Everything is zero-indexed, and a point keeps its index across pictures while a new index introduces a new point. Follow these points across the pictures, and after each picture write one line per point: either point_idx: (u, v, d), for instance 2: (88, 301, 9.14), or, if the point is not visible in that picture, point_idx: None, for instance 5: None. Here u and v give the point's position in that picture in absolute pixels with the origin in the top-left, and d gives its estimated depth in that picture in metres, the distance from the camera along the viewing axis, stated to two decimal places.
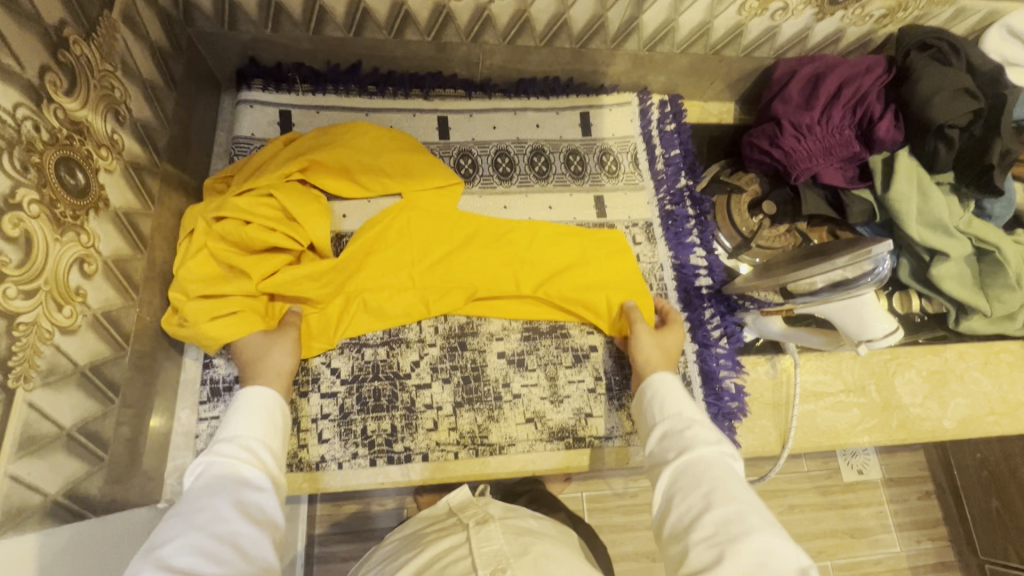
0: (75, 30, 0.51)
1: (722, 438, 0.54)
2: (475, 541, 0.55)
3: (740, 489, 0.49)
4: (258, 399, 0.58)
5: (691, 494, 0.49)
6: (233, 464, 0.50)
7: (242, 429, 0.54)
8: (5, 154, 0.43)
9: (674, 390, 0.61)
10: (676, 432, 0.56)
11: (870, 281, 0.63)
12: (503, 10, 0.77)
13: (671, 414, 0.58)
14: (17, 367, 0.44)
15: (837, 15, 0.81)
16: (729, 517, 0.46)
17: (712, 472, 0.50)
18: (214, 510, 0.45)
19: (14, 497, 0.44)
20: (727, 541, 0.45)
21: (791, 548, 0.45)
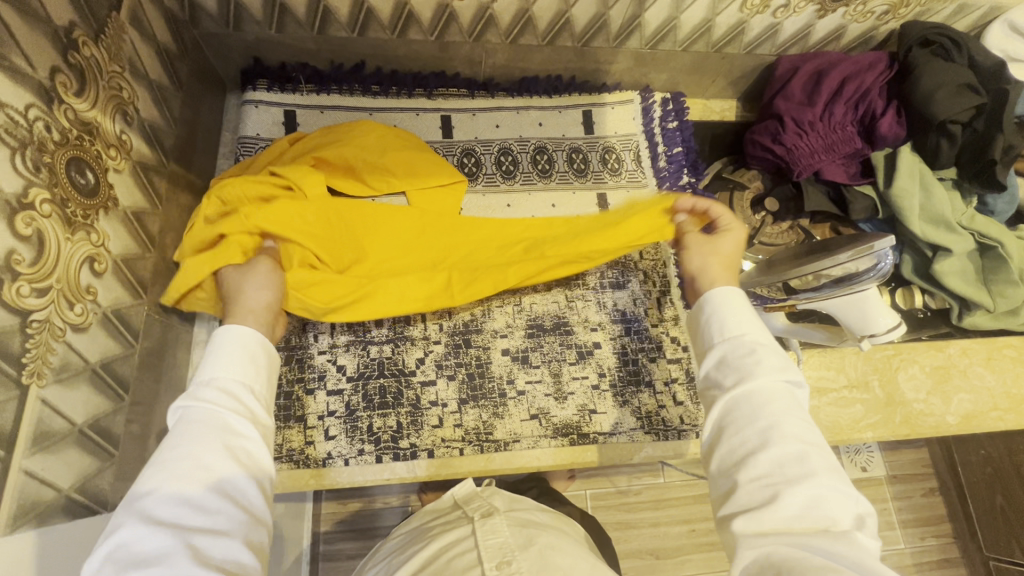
0: (84, 31, 0.52)
1: (788, 362, 0.49)
2: (480, 535, 0.55)
3: (800, 424, 0.45)
4: (241, 335, 0.51)
5: (745, 432, 0.46)
6: (214, 408, 0.45)
7: (226, 367, 0.48)
8: (18, 155, 0.44)
9: (738, 308, 0.53)
10: (735, 360, 0.50)
11: (872, 277, 0.63)
12: (505, 9, 0.77)
13: (729, 338, 0.51)
14: (30, 364, 0.45)
15: (838, 12, 0.82)
16: (787, 459, 0.43)
17: (772, 409, 0.46)
18: (197, 462, 0.42)
19: (29, 492, 0.44)
20: (783, 483, 0.42)
21: (847, 488, 0.43)
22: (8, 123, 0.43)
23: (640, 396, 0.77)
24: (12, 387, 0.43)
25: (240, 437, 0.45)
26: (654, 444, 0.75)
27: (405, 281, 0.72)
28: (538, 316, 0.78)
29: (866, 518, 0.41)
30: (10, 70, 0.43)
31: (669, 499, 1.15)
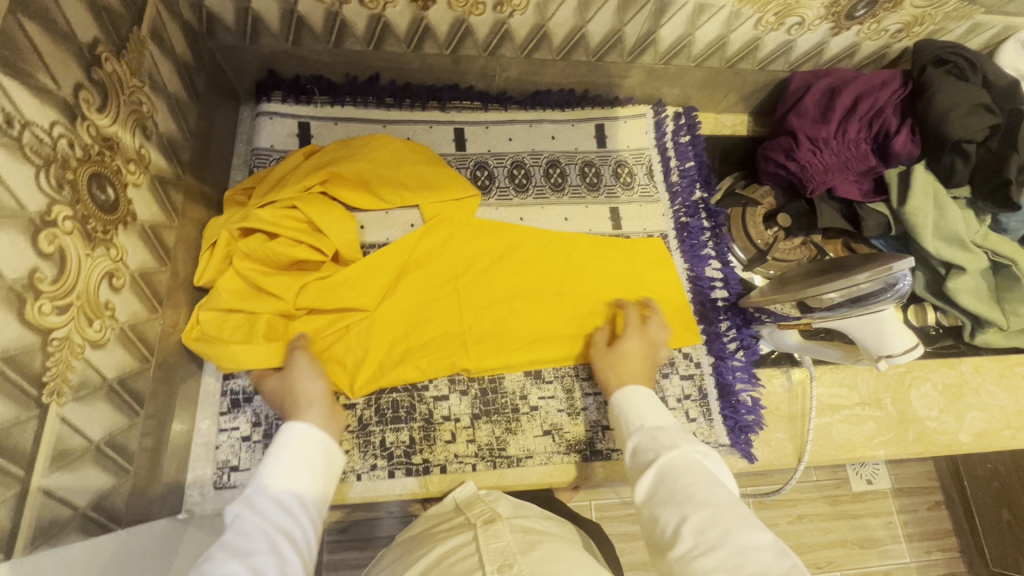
0: (107, 46, 0.52)
1: (692, 441, 0.54)
2: (483, 539, 0.54)
3: (711, 490, 0.47)
4: (310, 443, 0.54)
5: (665, 507, 0.48)
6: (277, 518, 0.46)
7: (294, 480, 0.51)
8: (42, 172, 0.44)
9: (641, 401, 0.61)
10: (646, 445, 0.55)
11: (890, 297, 0.63)
12: (522, 24, 0.77)
13: (638, 429, 0.58)
14: (50, 382, 0.44)
15: (853, 30, 0.82)
16: (704, 524, 0.44)
17: (682, 480, 0.49)
18: (252, 563, 0.41)
19: (48, 511, 0.44)
20: (708, 547, 0.43)
21: (768, 537, 0.42)
22: (34, 141, 0.43)
23: None
24: (33, 405, 0.42)
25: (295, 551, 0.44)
26: None
27: (429, 338, 0.75)
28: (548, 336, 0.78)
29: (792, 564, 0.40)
30: (37, 88, 0.43)
31: None
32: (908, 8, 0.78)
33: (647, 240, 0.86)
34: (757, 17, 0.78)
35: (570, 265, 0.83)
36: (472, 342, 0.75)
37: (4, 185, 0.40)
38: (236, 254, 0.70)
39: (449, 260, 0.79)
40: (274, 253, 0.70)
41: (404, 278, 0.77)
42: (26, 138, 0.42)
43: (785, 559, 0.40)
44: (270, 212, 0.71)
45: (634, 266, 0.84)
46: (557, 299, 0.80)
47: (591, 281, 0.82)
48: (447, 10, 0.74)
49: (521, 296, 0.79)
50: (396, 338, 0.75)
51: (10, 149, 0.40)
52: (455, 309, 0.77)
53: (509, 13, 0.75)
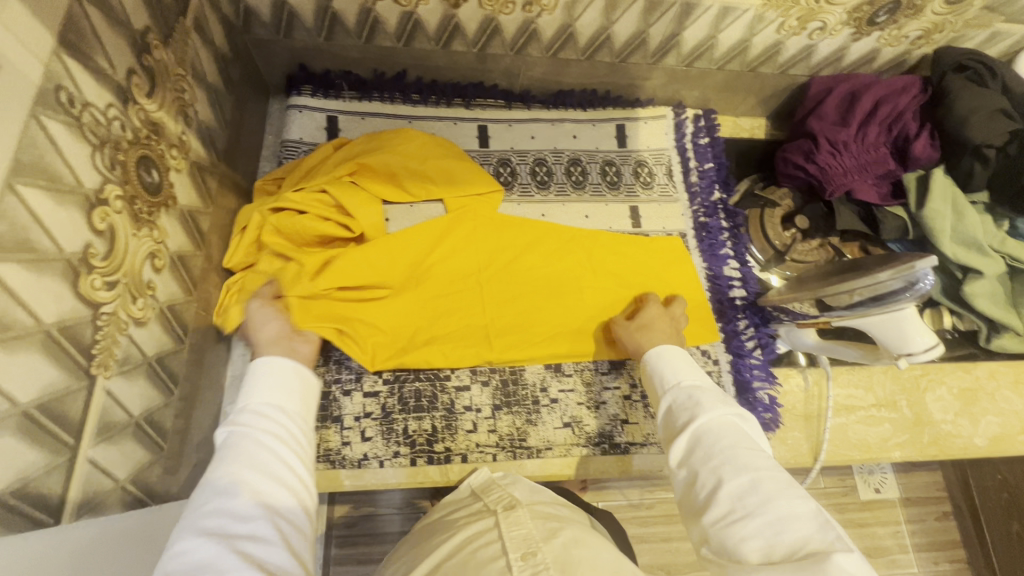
0: (156, 34, 0.54)
1: (730, 401, 0.53)
2: (504, 526, 0.54)
3: (751, 454, 0.47)
4: (280, 364, 0.52)
5: (702, 470, 0.48)
6: (256, 438, 0.44)
7: (268, 401, 0.49)
8: (98, 152, 0.45)
9: (676, 362, 0.60)
10: (681, 406, 0.54)
11: (910, 296, 0.63)
12: (549, 24, 0.79)
13: (673, 388, 0.57)
14: (99, 355, 0.45)
15: (873, 36, 0.83)
16: (744, 490, 0.44)
17: (721, 445, 0.48)
18: (235, 473, 0.42)
19: (92, 481, 0.45)
20: (747, 514, 0.43)
21: (806, 504, 0.43)
22: (92, 121, 0.44)
23: None
24: (82, 376, 0.44)
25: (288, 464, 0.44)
26: None
27: (454, 325, 0.76)
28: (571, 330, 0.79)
29: (834, 534, 0.40)
30: (96, 70, 0.45)
31: None
32: (928, 15, 0.79)
33: (666, 238, 0.87)
34: (780, 21, 0.80)
35: (591, 256, 0.84)
36: (496, 335, 0.77)
37: (65, 161, 0.41)
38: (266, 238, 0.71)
39: (472, 249, 0.81)
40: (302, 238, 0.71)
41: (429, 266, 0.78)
42: (85, 117, 0.43)
43: (826, 529, 0.41)
44: (299, 201, 0.72)
45: (654, 264, 0.85)
46: (578, 295, 0.81)
47: (614, 277, 0.83)
48: (478, 9, 0.76)
49: (543, 291, 0.80)
50: (418, 328, 0.76)
51: (72, 127, 0.42)
52: (477, 302, 0.78)
53: (537, 13, 0.77)
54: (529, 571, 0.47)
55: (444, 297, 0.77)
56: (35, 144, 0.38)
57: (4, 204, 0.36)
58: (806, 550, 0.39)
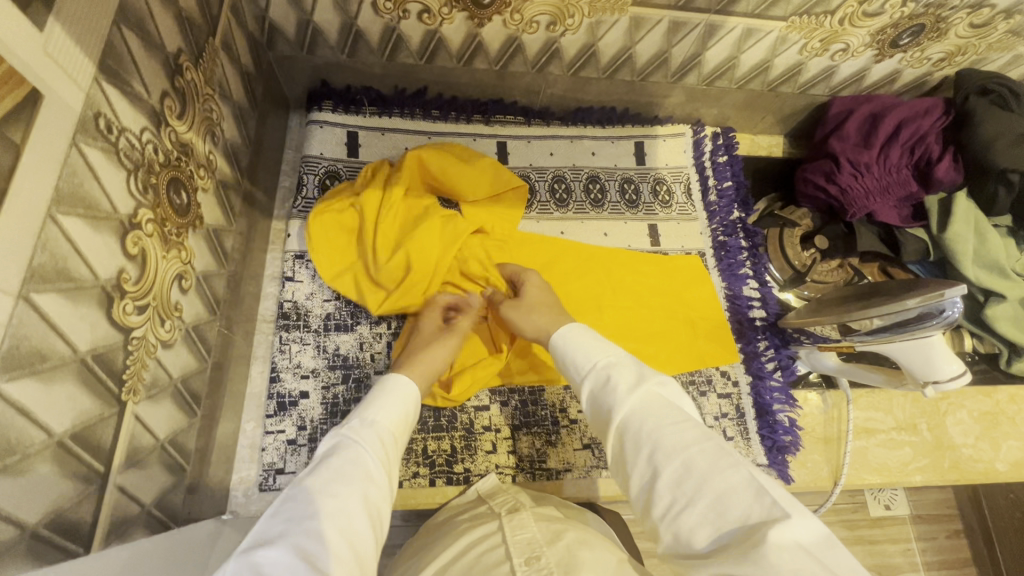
0: (187, 56, 0.54)
1: (646, 372, 0.51)
2: (508, 530, 0.53)
3: (676, 431, 0.44)
4: (390, 388, 0.56)
5: (637, 462, 0.45)
6: (354, 454, 0.47)
7: (376, 418, 0.52)
8: (132, 177, 0.45)
9: (584, 342, 0.57)
10: (603, 395, 0.51)
11: (938, 324, 0.62)
12: (572, 44, 0.79)
13: (590, 373, 0.54)
14: (129, 381, 0.45)
15: (896, 58, 0.83)
16: (678, 476, 0.42)
17: (646, 429, 0.45)
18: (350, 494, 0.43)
19: (120, 508, 0.45)
20: (687, 502, 0.40)
21: (739, 469, 0.40)
22: (127, 146, 0.44)
23: None
24: (113, 403, 0.43)
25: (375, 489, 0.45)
26: None
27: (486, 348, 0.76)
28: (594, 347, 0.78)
29: (770, 497, 0.38)
30: (132, 95, 0.45)
31: None
32: (953, 38, 0.79)
33: (685, 257, 0.87)
34: (803, 43, 0.80)
35: (611, 276, 0.84)
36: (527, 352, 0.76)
37: (102, 188, 0.41)
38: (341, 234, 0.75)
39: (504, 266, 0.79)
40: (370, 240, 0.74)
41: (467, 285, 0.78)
42: (121, 143, 0.43)
43: (762, 494, 0.38)
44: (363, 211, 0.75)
45: (674, 283, 0.85)
46: (601, 312, 0.81)
47: (635, 295, 0.83)
48: (502, 28, 0.76)
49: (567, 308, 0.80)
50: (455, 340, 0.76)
51: (109, 153, 0.42)
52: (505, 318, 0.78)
53: (561, 33, 0.77)
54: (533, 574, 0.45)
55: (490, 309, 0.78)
56: (74, 173, 0.38)
57: (46, 234, 0.36)
58: (749, 527, 0.37)
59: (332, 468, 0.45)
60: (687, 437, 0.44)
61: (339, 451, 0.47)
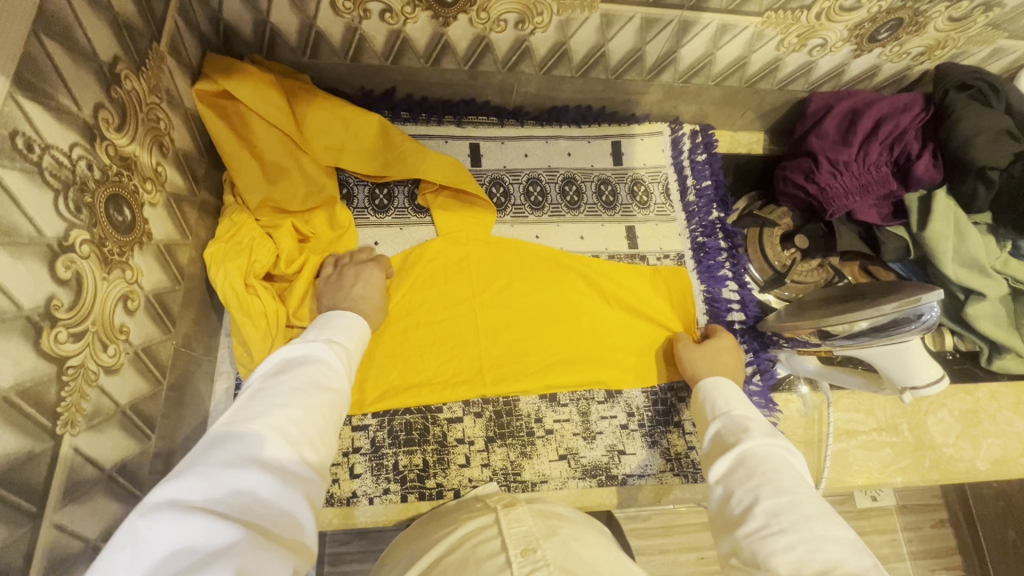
0: (127, 63, 0.51)
1: (777, 435, 0.53)
2: (505, 522, 0.50)
3: (793, 480, 0.47)
4: (350, 316, 0.60)
5: (739, 486, 0.48)
6: (318, 358, 0.50)
7: (333, 333, 0.56)
8: (61, 197, 0.42)
9: (727, 391, 0.62)
10: (727, 431, 0.55)
11: (916, 328, 0.61)
12: (543, 42, 0.76)
13: (723, 415, 0.58)
14: (64, 413, 0.43)
15: (874, 52, 0.81)
16: (779, 508, 0.44)
17: (764, 466, 0.48)
18: (309, 397, 0.45)
19: (58, 546, 0.43)
20: (784, 529, 0.42)
21: (846, 535, 0.42)
22: (54, 165, 0.42)
23: (669, 436, 0.76)
24: (46, 438, 0.41)
25: (328, 395, 0.47)
26: (682, 486, 0.74)
27: (444, 358, 0.75)
28: (573, 366, 0.76)
29: (870, 561, 0.40)
30: (58, 110, 0.42)
31: (680, 527, 1.11)
32: (931, 31, 0.77)
33: (665, 268, 0.85)
34: (780, 38, 0.78)
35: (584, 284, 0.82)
36: (499, 371, 0.75)
37: (23, 212, 0.39)
38: (234, 244, 0.69)
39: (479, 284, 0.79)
40: (260, 253, 0.70)
41: (411, 291, 0.77)
42: (45, 162, 0.41)
43: (862, 555, 0.40)
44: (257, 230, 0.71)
45: (652, 292, 0.83)
46: (579, 327, 0.79)
47: (610, 305, 0.81)
48: (469, 27, 0.73)
49: (543, 322, 0.79)
50: (400, 365, 0.74)
51: (30, 174, 0.39)
52: (470, 332, 0.76)
53: (531, 31, 0.74)
54: (527, 568, 0.43)
55: (427, 329, 0.76)
56: None
57: None
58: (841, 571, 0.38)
59: (297, 372, 0.47)
60: (799, 487, 0.46)
61: (307, 352, 0.51)
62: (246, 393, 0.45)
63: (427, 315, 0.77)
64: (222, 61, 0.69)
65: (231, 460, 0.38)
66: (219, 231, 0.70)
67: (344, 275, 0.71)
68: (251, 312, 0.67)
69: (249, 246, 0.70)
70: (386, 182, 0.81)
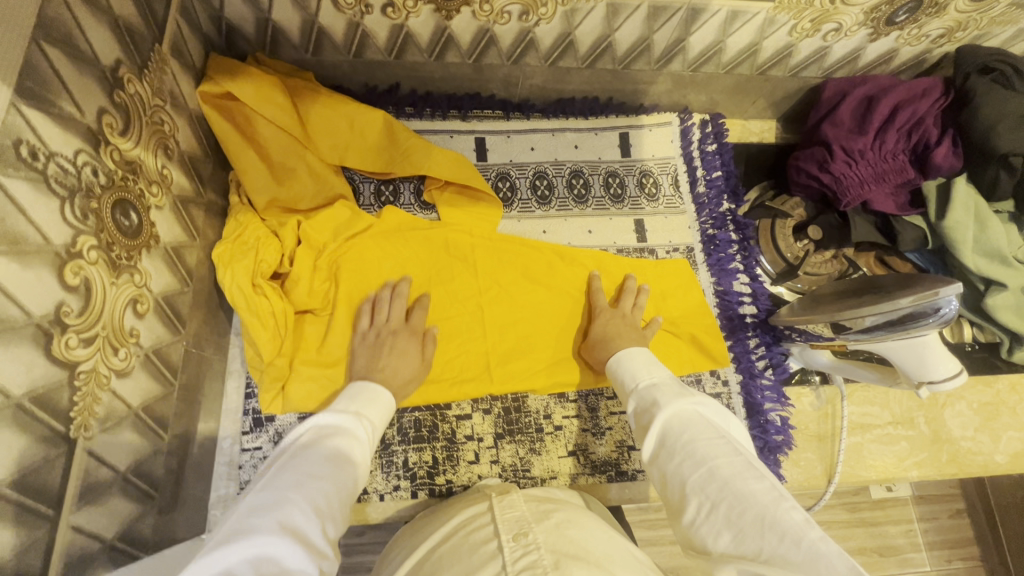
0: (129, 67, 0.51)
1: (681, 394, 0.52)
2: (498, 509, 0.50)
3: (708, 442, 0.46)
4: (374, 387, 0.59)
5: (667, 469, 0.47)
6: (349, 433, 0.49)
7: (359, 406, 0.55)
8: (67, 204, 0.42)
9: (631, 364, 0.61)
10: (643, 408, 0.54)
11: (934, 322, 0.59)
12: (548, 33, 0.75)
13: (634, 392, 0.57)
14: (77, 417, 0.43)
15: (892, 36, 0.78)
16: (704, 483, 0.43)
17: (681, 439, 0.47)
18: (337, 471, 0.44)
19: (76, 545, 0.44)
20: (717, 505, 0.42)
21: (765, 482, 0.42)
22: (59, 172, 0.42)
23: None
24: (61, 442, 0.42)
25: (351, 471, 0.46)
26: None
27: (451, 355, 0.75)
28: (580, 362, 0.76)
29: (796, 513, 0.39)
30: (60, 116, 0.42)
31: None
32: (952, 13, 0.74)
33: (672, 260, 0.84)
34: (793, 23, 0.75)
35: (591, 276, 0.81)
36: (506, 367, 0.74)
37: (30, 220, 0.39)
38: (240, 242, 0.69)
39: (486, 281, 0.79)
40: (265, 250, 0.70)
41: (418, 287, 0.77)
42: (50, 169, 0.41)
43: (785, 504, 0.40)
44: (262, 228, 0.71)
45: (660, 288, 0.82)
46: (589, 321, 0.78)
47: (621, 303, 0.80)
48: (472, 20, 0.72)
49: (549, 318, 0.78)
50: None
51: (36, 182, 0.40)
52: (476, 327, 0.76)
53: (535, 22, 0.73)
54: (518, 551, 0.43)
55: (433, 325, 0.76)
56: None
57: None
58: (770, 532, 0.38)
59: (329, 443, 0.47)
60: (717, 447, 0.45)
61: (339, 422, 0.50)
62: (274, 470, 0.44)
63: (433, 310, 0.76)
64: (226, 61, 0.69)
65: (263, 525, 0.36)
66: (228, 231, 0.70)
67: (381, 343, 0.68)
68: (257, 310, 0.67)
69: (255, 245, 0.70)
70: (391, 179, 0.81)
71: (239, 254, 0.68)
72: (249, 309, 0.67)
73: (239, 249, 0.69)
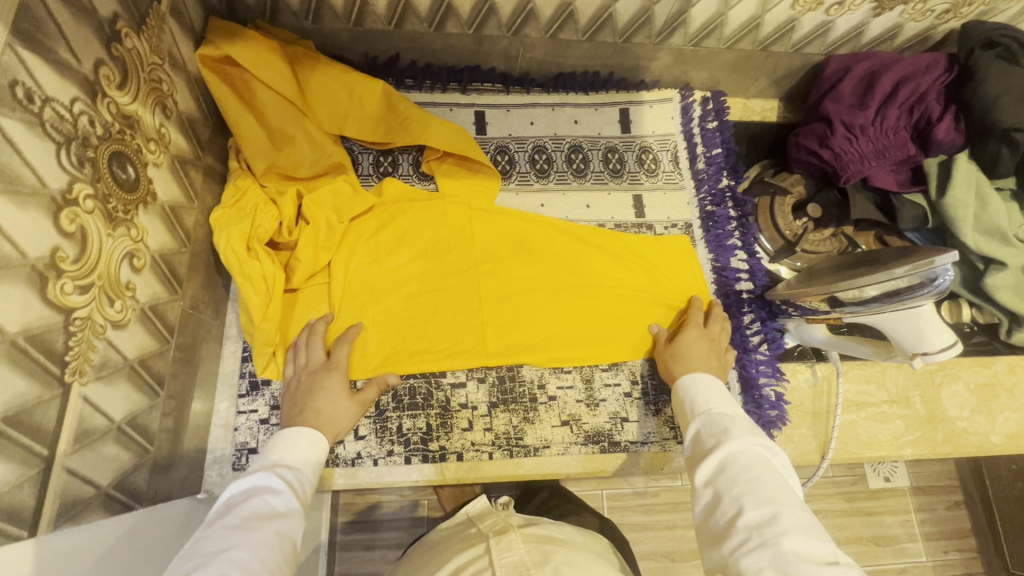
0: (127, 22, 0.51)
1: (761, 438, 0.54)
2: (496, 552, 0.52)
3: (775, 488, 0.47)
4: (301, 432, 0.60)
5: (723, 495, 0.49)
6: (268, 492, 0.50)
7: (284, 457, 0.56)
8: (63, 150, 0.43)
9: (708, 388, 0.63)
10: (708, 431, 0.56)
11: (929, 292, 0.61)
12: (548, 3, 0.74)
13: (703, 414, 0.59)
14: (73, 362, 0.44)
15: (896, 10, 0.78)
16: (762, 521, 0.45)
17: (745, 473, 0.49)
18: (259, 533, 0.45)
19: (70, 488, 0.45)
20: (768, 544, 0.43)
21: (826, 543, 0.43)
22: (55, 117, 0.42)
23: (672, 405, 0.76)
24: (55, 384, 0.42)
25: (274, 527, 0.47)
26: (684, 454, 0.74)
27: (447, 326, 0.75)
28: (576, 335, 0.76)
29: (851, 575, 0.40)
30: (57, 62, 0.42)
31: (686, 503, 1.11)
32: None
33: (670, 237, 0.84)
34: None
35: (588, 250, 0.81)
36: (501, 338, 0.75)
37: (25, 161, 0.39)
38: (238, 207, 0.70)
39: (484, 254, 0.79)
40: (262, 216, 0.70)
41: (415, 259, 0.77)
42: (46, 114, 0.41)
43: (840, 567, 0.41)
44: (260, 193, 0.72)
45: (658, 264, 0.82)
46: (586, 295, 0.79)
47: (618, 277, 0.80)
48: None
49: (546, 291, 0.78)
50: (400, 331, 0.74)
51: (31, 125, 0.40)
52: (472, 300, 0.77)
53: None
54: None
55: (428, 296, 0.76)
56: None
57: None
58: None
59: (238, 513, 0.47)
60: (782, 495, 0.47)
61: (250, 486, 0.51)
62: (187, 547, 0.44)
63: (428, 282, 0.77)
64: (226, 25, 0.69)
65: None
66: (226, 194, 0.71)
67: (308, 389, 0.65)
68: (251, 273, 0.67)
69: (253, 211, 0.70)
70: (390, 150, 0.82)
71: (237, 219, 0.69)
72: (244, 272, 0.67)
73: (237, 213, 0.69)
